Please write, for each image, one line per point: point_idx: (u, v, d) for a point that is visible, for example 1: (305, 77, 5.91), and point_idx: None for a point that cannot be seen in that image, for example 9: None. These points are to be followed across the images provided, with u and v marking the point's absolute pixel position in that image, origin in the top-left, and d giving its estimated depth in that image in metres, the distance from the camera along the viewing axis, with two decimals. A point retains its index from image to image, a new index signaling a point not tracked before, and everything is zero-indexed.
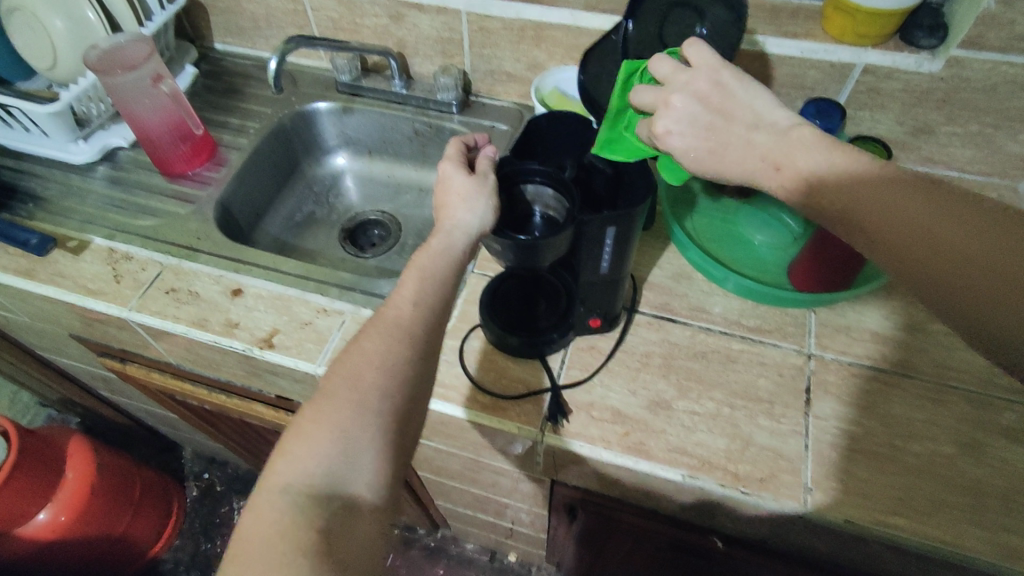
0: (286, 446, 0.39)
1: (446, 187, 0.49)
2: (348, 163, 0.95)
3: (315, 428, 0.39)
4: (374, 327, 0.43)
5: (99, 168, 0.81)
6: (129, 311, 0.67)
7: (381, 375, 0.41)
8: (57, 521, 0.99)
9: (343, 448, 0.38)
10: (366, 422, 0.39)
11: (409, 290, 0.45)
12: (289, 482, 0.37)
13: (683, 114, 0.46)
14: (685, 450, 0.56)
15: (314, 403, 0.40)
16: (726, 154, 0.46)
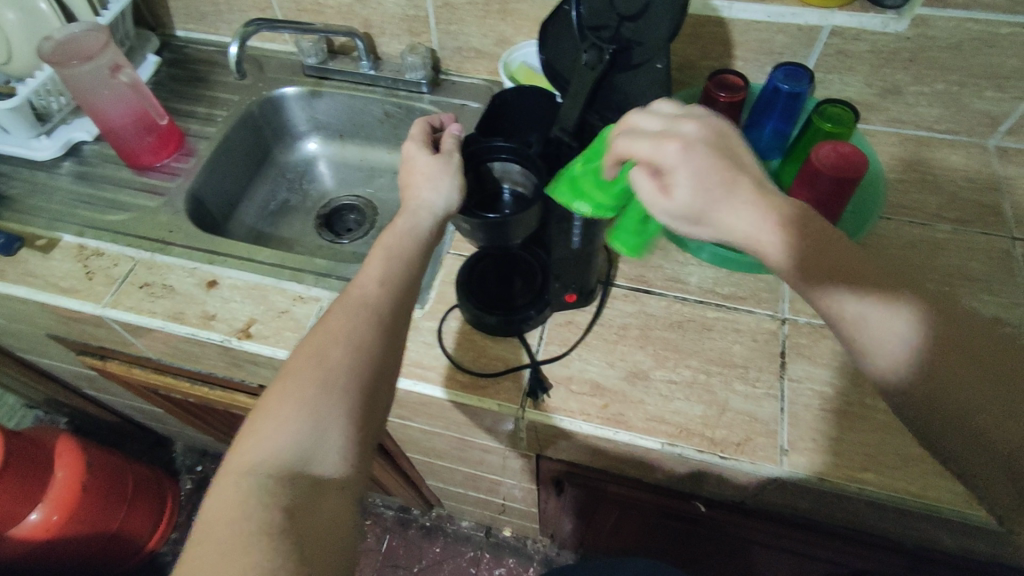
0: (253, 427, 0.40)
1: (412, 170, 0.49)
2: (320, 148, 0.94)
3: (281, 407, 0.40)
4: (340, 306, 0.44)
5: (64, 164, 0.79)
6: (104, 308, 0.66)
7: (346, 351, 0.42)
8: (51, 520, 0.99)
9: (309, 424, 0.39)
10: (332, 396, 0.40)
11: (374, 267, 0.46)
12: (256, 458, 0.38)
13: (697, 141, 0.39)
14: (663, 418, 0.57)
15: (280, 383, 0.41)
16: (731, 192, 0.39)
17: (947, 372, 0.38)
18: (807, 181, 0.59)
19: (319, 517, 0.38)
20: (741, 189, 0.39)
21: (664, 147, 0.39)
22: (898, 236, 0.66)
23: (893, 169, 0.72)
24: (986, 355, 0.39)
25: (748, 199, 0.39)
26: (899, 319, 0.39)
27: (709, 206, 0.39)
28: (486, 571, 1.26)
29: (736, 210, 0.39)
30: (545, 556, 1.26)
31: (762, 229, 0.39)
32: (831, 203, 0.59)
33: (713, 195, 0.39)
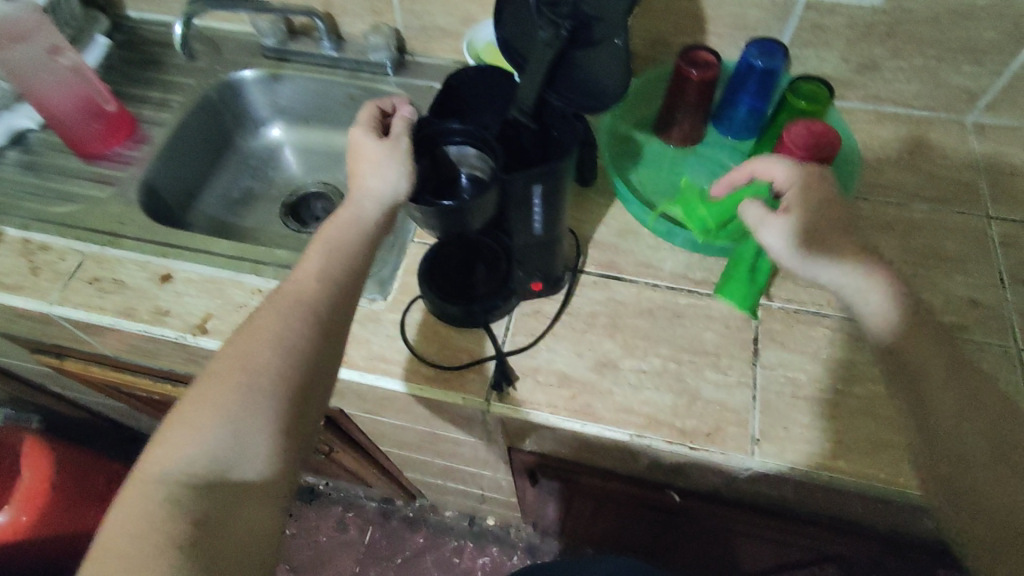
0: (166, 434, 0.39)
1: (360, 161, 0.48)
2: (283, 134, 0.90)
3: (199, 414, 0.39)
4: (275, 305, 0.43)
5: (9, 153, 0.76)
6: (50, 305, 0.63)
7: (275, 356, 0.41)
8: (19, 521, 0.97)
9: (230, 432, 0.39)
10: (257, 403, 0.40)
11: (313, 262, 0.45)
12: (173, 463, 0.38)
13: (821, 183, 0.50)
14: (632, 409, 0.55)
15: (204, 384, 0.40)
16: (822, 225, 0.48)
17: (922, 370, 0.45)
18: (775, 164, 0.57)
19: (236, 527, 0.38)
20: (810, 231, 0.48)
21: (789, 177, 0.51)
22: (874, 216, 0.64)
23: (870, 148, 0.70)
24: (964, 375, 0.45)
25: (808, 239, 0.48)
26: (882, 309, 0.46)
27: (805, 228, 0.48)
28: (470, 560, 1.25)
29: (821, 238, 0.48)
30: (529, 544, 1.25)
31: (828, 256, 0.47)
32: None
33: (819, 222, 0.48)
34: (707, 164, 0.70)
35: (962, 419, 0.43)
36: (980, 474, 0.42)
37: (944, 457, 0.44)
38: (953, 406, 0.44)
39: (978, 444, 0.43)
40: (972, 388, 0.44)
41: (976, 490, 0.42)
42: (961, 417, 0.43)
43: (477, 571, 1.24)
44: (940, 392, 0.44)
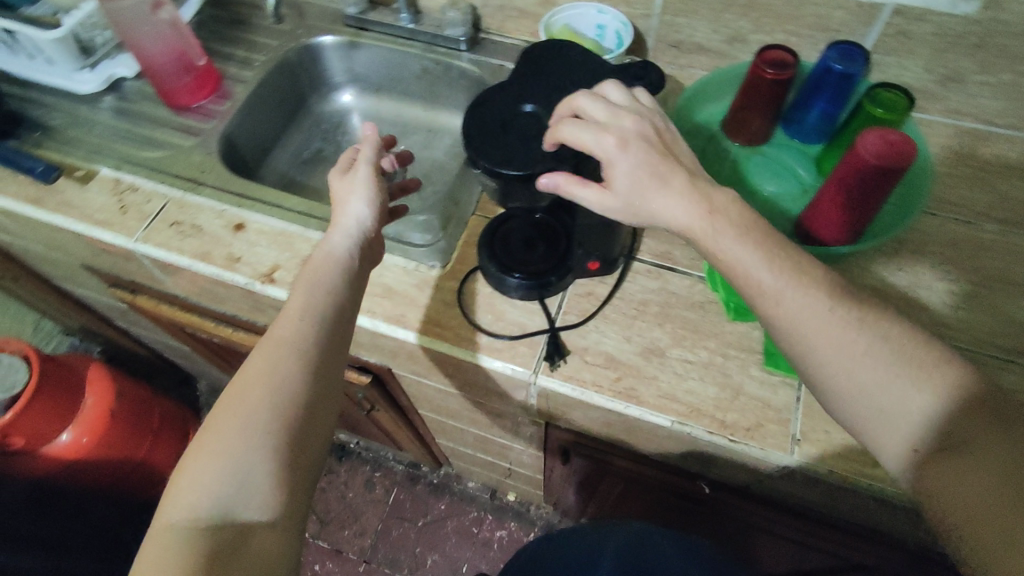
0: (176, 485, 0.44)
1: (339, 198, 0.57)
2: (354, 100, 0.94)
3: (202, 461, 0.44)
4: (260, 350, 0.49)
5: (105, 98, 0.81)
6: (134, 242, 0.68)
7: (264, 394, 0.46)
8: (80, 442, 1.04)
9: (229, 471, 0.44)
10: (252, 439, 0.45)
11: (295, 306, 0.51)
12: (180, 511, 0.43)
13: (635, 148, 0.46)
14: (675, 397, 0.56)
15: (201, 436, 0.46)
16: (646, 195, 0.45)
17: (954, 420, 0.41)
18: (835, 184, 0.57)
19: (245, 559, 0.43)
20: (651, 155, 0.46)
21: (606, 143, 0.46)
22: (938, 233, 0.64)
23: (944, 163, 0.68)
24: (976, 400, 0.41)
25: (649, 160, 0.45)
26: (927, 403, 0.41)
27: (630, 196, 0.45)
28: (488, 532, 1.29)
29: (654, 205, 0.45)
30: (547, 522, 1.29)
31: (666, 212, 0.45)
32: (868, 203, 0.57)
33: (643, 186, 0.45)
34: (773, 164, 0.71)
35: (963, 432, 0.40)
36: (977, 489, 0.38)
37: (972, 474, 0.39)
38: (954, 428, 0.41)
39: (975, 460, 0.39)
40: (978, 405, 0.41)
41: (968, 510, 0.38)
42: (964, 438, 0.40)
43: (494, 542, 1.28)
44: (944, 415, 0.41)
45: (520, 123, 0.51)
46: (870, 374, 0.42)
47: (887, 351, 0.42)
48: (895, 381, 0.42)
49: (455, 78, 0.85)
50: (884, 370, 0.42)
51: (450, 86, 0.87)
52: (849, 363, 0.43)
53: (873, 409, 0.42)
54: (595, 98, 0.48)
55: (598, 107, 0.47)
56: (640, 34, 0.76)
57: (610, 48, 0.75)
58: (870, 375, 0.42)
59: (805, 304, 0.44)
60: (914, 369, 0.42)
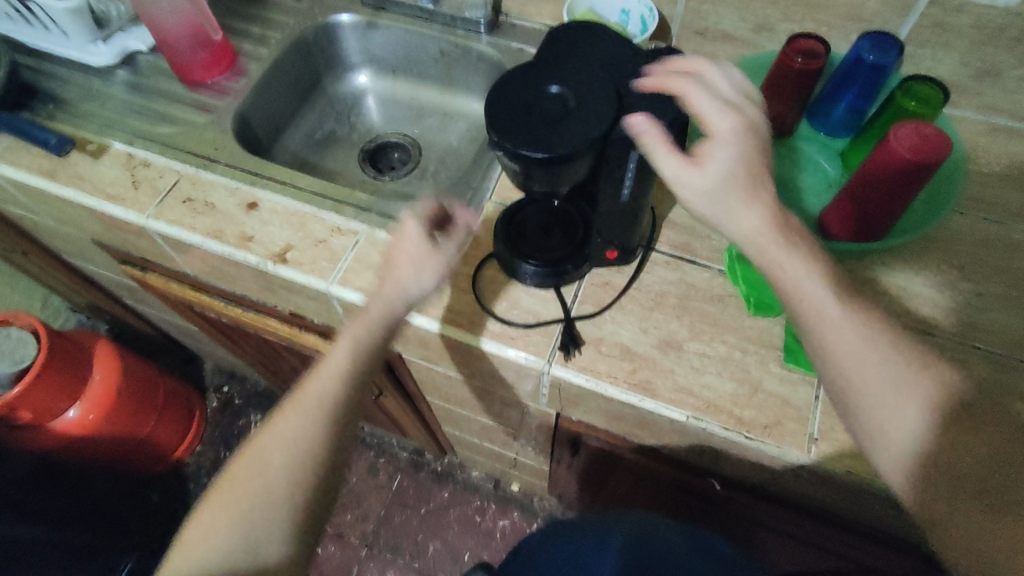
0: (193, 531, 0.49)
1: (404, 254, 0.54)
2: (370, 82, 0.92)
3: (220, 514, 0.49)
4: (293, 408, 0.52)
5: (119, 72, 0.80)
6: (146, 219, 0.67)
7: (284, 458, 0.50)
8: (86, 419, 1.04)
9: (241, 528, 0.48)
10: (271, 502, 0.49)
11: (344, 345, 0.53)
12: (193, 560, 0.48)
13: (738, 144, 0.47)
14: (692, 391, 0.55)
15: (222, 485, 0.50)
16: (726, 197, 0.47)
17: (946, 440, 0.43)
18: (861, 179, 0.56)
19: None
20: (750, 158, 0.47)
21: (720, 126, 0.47)
22: (969, 232, 0.63)
23: (975, 161, 0.67)
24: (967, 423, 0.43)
25: (747, 163, 0.47)
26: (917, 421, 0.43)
27: (713, 190, 0.47)
28: (491, 521, 1.28)
29: (733, 208, 0.47)
30: (550, 514, 1.28)
31: (740, 217, 0.46)
32: (893, 202, 0.55)
33: (728, 187, 0.46)
34: (799, 158, 0.69)
35: (970, 457, 0.43)
36: (963, 506, 0.42)
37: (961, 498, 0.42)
38: (967, 455, 0.43)
39: (973, 486, 0.42)
40: (994, 436, 0.43)
41: (950, 524, 0.42)
42: (974, 463, 0.42)
43: (497, 532, 1.27)
44: (961, 443, 0.43)
45: (545, 105, 0.48)
46: (882, 399, 0.44)
47: (889, 373, 0.44)
48: (927, 411, 0.43)
49: (474, 61, 0.83)
50: (920, 398, 0.44)
51: (467, 70, 0.85)
52: (888, 394, 0.44)
53: (871, 435, 0.45)
54: (720, 79, 0.49)
55: (717, 88, 0.48)
56: (665, 20, 0.74)
57: (635, 33, 0.73)
58: (878, 409, 0.44)
59: (849, 331, 0.45)
60: (927, 391, 0.44)
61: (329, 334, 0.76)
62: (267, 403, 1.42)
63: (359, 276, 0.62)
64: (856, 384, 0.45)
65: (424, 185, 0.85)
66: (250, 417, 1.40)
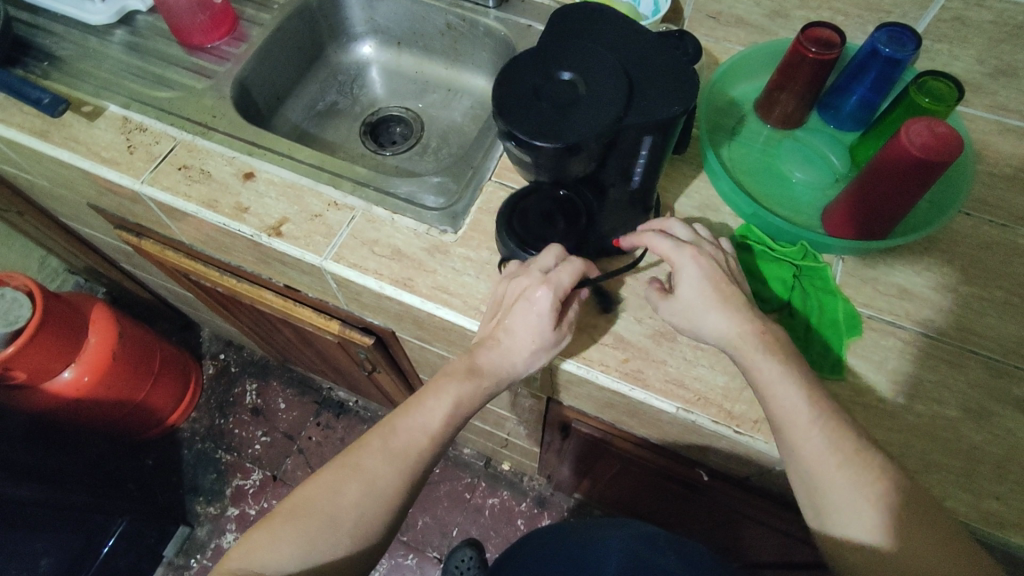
0: (253, 536, 0.49)
1: (528, 328, 0.52)
2: (374, 52, 0.91)
3: (283, 527, 0.48)
4: (378, 443, 0.51)
5: (116, 32, 0.78)
6: (141, 184, 0.66)
7: (361, 496, 0.50)
8: (81, 380, 1.04)
9: (300, 551, 0.48)
10: (337, 530, 0.49)
11: (450, 392, 0.52)
12: (245, 561, 0.47)
13: (697, 271, 0.51)
14: (683, 382, 0.55)
15: (293, 502, 0.50)
16: (697, 314, 0.51)
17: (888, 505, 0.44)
18: (865, 177, 0.55)
19: None
20: (715, 277, 0.51)
21: (682, 263, 0.51)
22: (973, 235, 0.62)
23: (984, 161, 0.66)
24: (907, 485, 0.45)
25: (711, 281, 0.50)
26: (858, 476, 0.45)
27: (691, 314, 0.51)
28: (480, 498, 1.30)
29: (712, 322, 0.50)
30: (539, 494, 1.30)
31: (717, 328, 0.50)
32: (889, 207, 0.55)
33: (702, 307, 0.50)
34: (806, 151, 0.67)
35: (910, 527, 0.43)
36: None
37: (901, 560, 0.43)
38: (912, 533, 0.43)
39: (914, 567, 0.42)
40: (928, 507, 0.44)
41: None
42: (927, 555, 0.42)
43: (486, 509, 1.29)
44: (900, 516, 0.44)
45: (555, 90, 0.47)
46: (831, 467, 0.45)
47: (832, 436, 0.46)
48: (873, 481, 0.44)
49: (480, 36, 0.81)
50: (865, 468, 0.45)
51: (474, 45, 0.83)
52: (836, 462, 0.45)
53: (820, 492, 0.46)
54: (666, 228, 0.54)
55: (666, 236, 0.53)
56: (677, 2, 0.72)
57: (644, 15, 0.70)
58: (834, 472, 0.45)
59: (804, 408, 0.47)
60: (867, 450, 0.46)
61: (324, 309, 0.75)
62: (262, 372, 1.43)
63: (354, 252, 0.62)
64: (800, 455, 0.47)
65: (425, 162, 0.84)
66: (245, 385, 1.41)
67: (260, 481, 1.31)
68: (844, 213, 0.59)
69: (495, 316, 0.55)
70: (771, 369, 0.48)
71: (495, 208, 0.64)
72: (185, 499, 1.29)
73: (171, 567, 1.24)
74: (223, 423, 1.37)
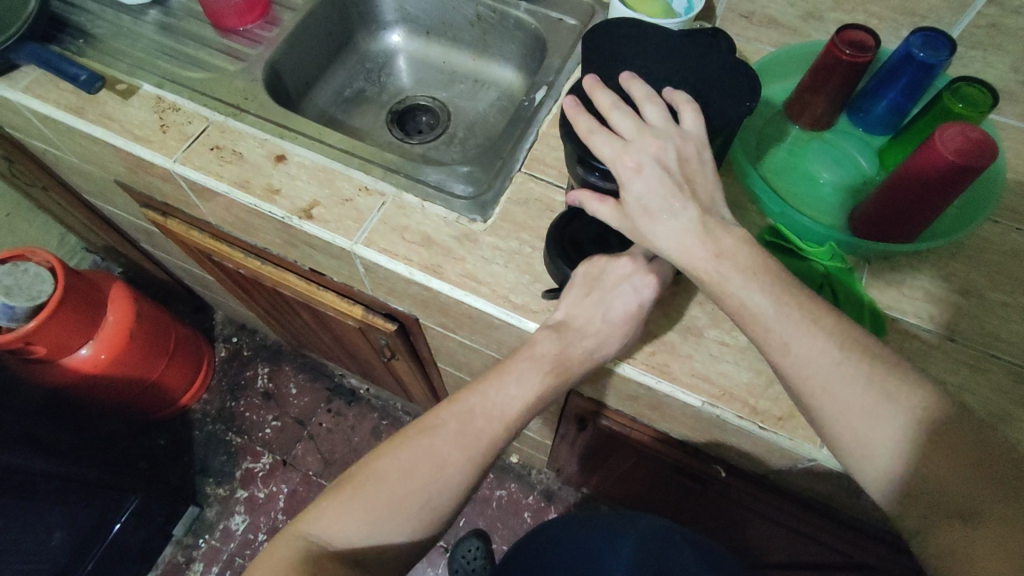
0: (326, 504, 0.50)
1: (628, 314, 0.52)
2: (403, 41, 0.91)
3: (358, 499, 0.49)
4: (456, 426, 0.52)
5: (150, 12, 0.79)
6: (174, 163, 0.67)
7: (434, 477, 0.50)
8: (98, 358, 1.05)
9: (373, 524, 0.49)
10: (404, 512, 0.49)
11: (530, 384, 0.53)
12: (321, 528, 0.48)
13: (647, 171, 0.46)
14: (709, 377, 0.56)
15: (367, 476, 0.51)
16: (659, 222, 0.46)
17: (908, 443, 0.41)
18: (887, 187, 0.57)
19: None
20: (666, 176, 0.46)
21: (622, 162, 0.46)
22: (1000, 242, 0.62)
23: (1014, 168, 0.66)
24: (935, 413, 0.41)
25: (665, 180, 0.46)
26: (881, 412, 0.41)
27: (651, 228, 0.47)
28: (488, 490, 1.30)
29: (671, 231, 0.46)
30: (547, 487, 1.31)
31: (697, 244, 0.46)
32: (914, 213, 0.56)
33: (653, 212, 0.46)
34: (834, 153, 0.68)
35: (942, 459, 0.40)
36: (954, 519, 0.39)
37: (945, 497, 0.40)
38: (941, 463, 0.40)
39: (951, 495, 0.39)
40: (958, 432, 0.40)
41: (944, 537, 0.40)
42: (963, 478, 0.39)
43: (493, 501, 1.29)
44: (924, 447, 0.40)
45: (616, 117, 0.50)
46: (849, 409, 0.42)
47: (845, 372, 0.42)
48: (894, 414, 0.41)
49: (510, 28, 0.81)
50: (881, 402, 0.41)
51: (503, 37, 0.83)
52: (852, 400, 0.42)
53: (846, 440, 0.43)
54: (622, 115, 0.47)
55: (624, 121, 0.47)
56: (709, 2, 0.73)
57: (677, 12, 0.69)
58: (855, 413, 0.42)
59: (817, 349, 0.43)
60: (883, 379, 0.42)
61: (347, 294, 0.76)
62: (275, 357, 1.44)
63: (384, 238, 0.62)
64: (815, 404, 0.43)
65: (451, 152, 0.84)
66: (257, 369, 1.42)
67: (270, 465, 1.32)
68: (869, 215, 0.59)
69: (587, 294, 0.53)
70: (778, 312, 0.44)
71: (524, 198, 0.64)
72: (196, 479, 1.31)
73: (180, 546, 1.25)
74: (234, 406, 1.38)
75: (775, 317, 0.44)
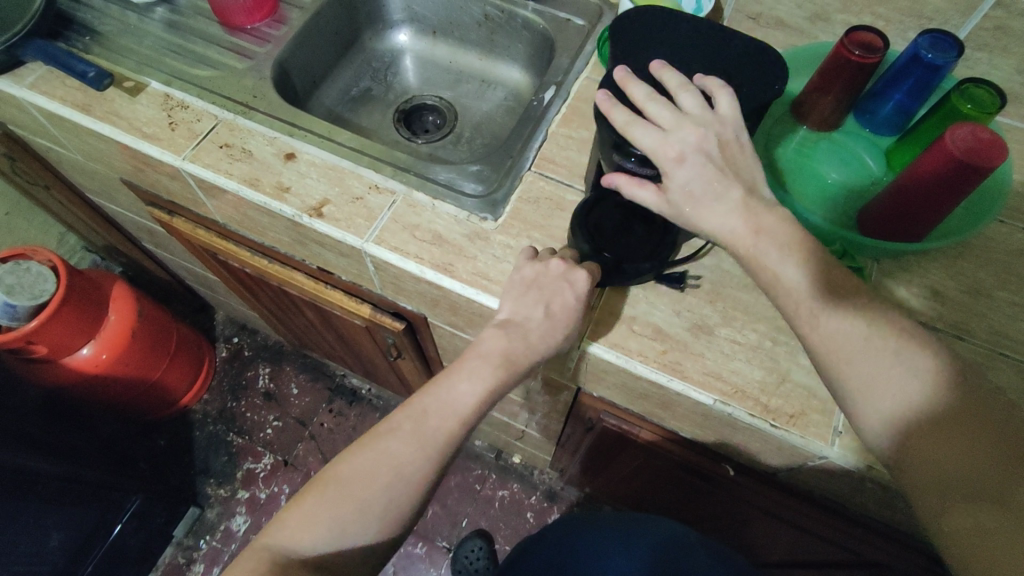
0: (286, 515, 0.50)
1: (567, 308, 0.53)
2: (409, 41, 0.91)
3: (317, 507, 0.49)
4: (409, 426, 0.51)
5: (157, 9, 0.79)
6: (182, 161, 0.67)
7: (392, 478, 0.50)
8: (100, 358, 1.04)
9: (332, 530, 0.49)
10: (367, 517, 0.49)
11: (482, 377, 0.52)
12: (283, 540, 0.48)
13: (695, 157, 0.46)
14: (721, 375, 0.56)
15: (322, 483, 0.51)
16: (708, 206, 0.46)
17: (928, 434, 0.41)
18: (896, 186, 0.57)
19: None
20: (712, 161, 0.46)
21: (668, 151, 0.46)
22: (1006, 241, 0.63)
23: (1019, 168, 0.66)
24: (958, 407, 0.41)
25: (711, 166, 0.46)
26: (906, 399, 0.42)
27: (699, 213, 0.47)
28: (490, 490, 1.30)
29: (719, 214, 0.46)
30: (549, 487, 1.31)
31: (737, 235, 0.46)
32: (927, 211, 0.56)
33: (701, 198, 0.46)
34: (843, 154, 0.68)
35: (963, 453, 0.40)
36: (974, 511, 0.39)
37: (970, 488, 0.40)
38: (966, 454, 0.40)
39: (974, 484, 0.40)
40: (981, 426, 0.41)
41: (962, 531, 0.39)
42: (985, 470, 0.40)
43: (495, 501, 1.29)
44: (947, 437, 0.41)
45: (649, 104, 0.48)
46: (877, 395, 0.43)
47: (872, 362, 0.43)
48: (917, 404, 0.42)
49: (517, 28, 0.82)
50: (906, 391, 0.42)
51: (510, 37, 0.84)
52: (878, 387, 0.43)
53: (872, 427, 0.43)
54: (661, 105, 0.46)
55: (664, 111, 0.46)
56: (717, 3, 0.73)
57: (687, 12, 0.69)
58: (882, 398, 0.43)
59: (846, 336, 0.44)
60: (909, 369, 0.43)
61: (354, 292, 0.76)
62: (276, 357, 1.43)
63: (395, 236, 0.62)
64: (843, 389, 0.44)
65: (459, 152, 0.84)
66: (258, 369, 1.41)
67: (271, 466, 1.31)
68: (878, 213, 0.59)
69: (527, 293, 0.54)
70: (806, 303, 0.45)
71: (534, 197, 0.64)
72: (196, 480, 1.30)
73: (179, 548, 1.24)
74: (235, 406, 1.37)
75: (802, 305, 0.45)
